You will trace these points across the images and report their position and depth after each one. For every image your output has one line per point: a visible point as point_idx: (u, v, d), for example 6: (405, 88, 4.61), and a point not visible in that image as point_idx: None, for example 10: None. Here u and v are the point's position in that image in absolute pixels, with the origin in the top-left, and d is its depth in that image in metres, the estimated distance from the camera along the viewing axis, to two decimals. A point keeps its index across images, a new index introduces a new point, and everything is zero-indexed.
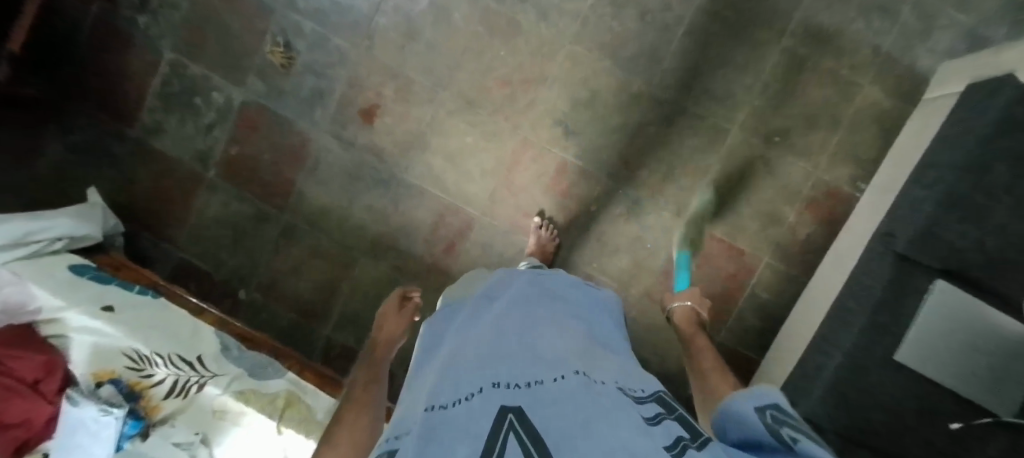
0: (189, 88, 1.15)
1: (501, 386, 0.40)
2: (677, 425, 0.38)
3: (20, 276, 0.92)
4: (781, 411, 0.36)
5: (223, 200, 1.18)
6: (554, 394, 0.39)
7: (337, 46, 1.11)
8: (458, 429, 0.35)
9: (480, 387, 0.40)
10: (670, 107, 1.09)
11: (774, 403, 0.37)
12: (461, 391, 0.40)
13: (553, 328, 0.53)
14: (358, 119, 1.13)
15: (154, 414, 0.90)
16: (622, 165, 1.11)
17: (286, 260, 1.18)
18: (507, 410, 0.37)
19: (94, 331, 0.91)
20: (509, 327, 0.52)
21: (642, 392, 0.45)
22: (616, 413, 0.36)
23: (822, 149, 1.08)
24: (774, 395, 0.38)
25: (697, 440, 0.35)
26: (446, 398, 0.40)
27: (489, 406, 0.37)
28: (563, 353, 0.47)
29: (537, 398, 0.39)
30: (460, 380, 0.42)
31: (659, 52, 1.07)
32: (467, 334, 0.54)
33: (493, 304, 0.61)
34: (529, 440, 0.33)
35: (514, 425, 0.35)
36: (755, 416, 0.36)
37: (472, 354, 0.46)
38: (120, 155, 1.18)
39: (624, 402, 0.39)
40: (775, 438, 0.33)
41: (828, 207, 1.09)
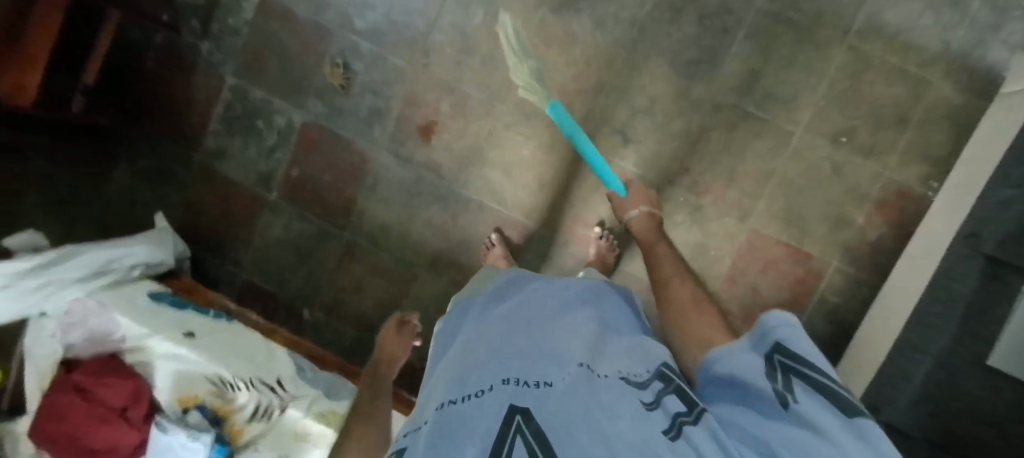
0: (250, 112, 1.18)
1: (510, 381, 0.42)
2: (676, 399, 0.39)
3: (105, 305, 0.95)
4: (785, 358, 0.39)
5: (286, 221, 1.20)
6: (560, 392, 0.39)
7: (395, 65, 1.13)
8: (468, 431, 0.37)
9: (490, 384, 0.42)
10: (731, 112, 1.07)
11: (777, 342, 0.40)
12: (470, 388, 0.42)
13: (564, 319, 0.53)
14: (416, 136, 1.14)
15: (238, 437, 0.93)
16: (683, 172, 1.09)
17: (348, 278, 1.19)
18: (515, 411, 0.37)
19: (178, 358, 0.93)
20: (520, 323, 0.53)
21: (644, 374, 0.44)
22: (616, 404, 0.37)
23: (891, 149, 1.05)
24: (783, 328, 0.40)
25: (694, 414, 0.37)
26: (458, 396, 0.42)
27: (497, 406, 0.38)
28: (573, 344, 0.47)
29: (542, 393, 0.40)
30: (470, 377, 0.44)
31: (718, 57, 1.06)
32: (478, 331, 0.56)
33: (506, 300, 0.63)
34: (533, 442, 0.34)
35: (522, 427, 0.35)
36: (756, 361, 0.39)
37: (483, 353, 0.48)
38: (185, 179, 1.22)
39: (627, 391, 0.40)
40: (774, 395, 0.36)
41: (900, 208, 1.06)
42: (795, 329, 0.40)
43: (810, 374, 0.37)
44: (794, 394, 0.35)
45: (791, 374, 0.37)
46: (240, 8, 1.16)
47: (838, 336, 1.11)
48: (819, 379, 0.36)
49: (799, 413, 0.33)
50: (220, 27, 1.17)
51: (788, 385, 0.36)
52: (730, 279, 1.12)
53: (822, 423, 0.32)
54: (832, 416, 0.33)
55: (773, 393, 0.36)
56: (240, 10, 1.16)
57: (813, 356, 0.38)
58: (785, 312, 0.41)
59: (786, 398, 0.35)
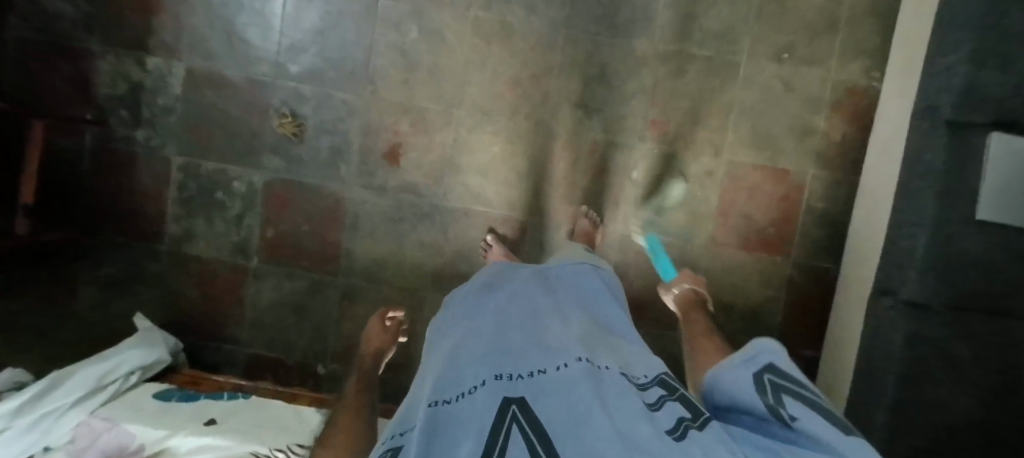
0: (207, 186, 1.13)
1: (503, 377, 0.40)
2: (678, 406, 0.39)
3: (114, 419, 0.89)
4: (775, 375, 0.41)
5: (275, 284, 1.16)
6: (555, 385, 0.37)
7: (343, 100, 1.11)
8: (463, 424, 0.35)
9: (484, 380, 0.40)
10: (678, 58, 1.10)
11: (768, 364, 0.42)
12: (465, 387, 0.40)
13: (559, 313, 0.51)
14: (384, 163, 1.12)
15: None
16: (650, 125, 1.12)
17: (354, 322, 1.16)
18: (511, 401, 0.36)
19: (207, 448, 0.87)
20: (513, 314, 0.51)
21: (644, 378, 0.45)
22: (622, 402, 0.36)
23: (830, 53, 1.10)
24: (772, 351, 0.43)
25: (698, 420, 0.37)
26: (451, 393, 0.40)
27: (491, 400, 0.36)
28: (569, 338, 0.45)
29: (539, 389, 0.38)
30: (464, 374, 0.42)
31: (651, 9, 1.09)
32: (472, 320, 0.53)
33: (497, 288, 0.59)
34: (530, 429, 0.32)
35: (518, 416, 0.34)
36: (752, 383, 0.42)
37: (475, 348, 0.46)
38: (156, 273, 1.16)
39: (627, 387, 0.39)
40: (778, 419, 0.37)
41: (854, 104, 1.11)
42: (781, 352, 0.43)
43: (802, 390, 0.39)
44: (790, 410, 0.37)
45: (784, 392, 0.39)
46: (166, 84, 1.10)
47: (834, 238, 1.16)
48: (810, 395, 0.38)
49: (807, 434, 0.34)
50: (151, 110, 1.11)
51: (781, 400, 0.38)
52: (721, 214, 1.15)
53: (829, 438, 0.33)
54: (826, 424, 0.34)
55: (772, 413, 0.38)
56: (166, 86, 1.10)
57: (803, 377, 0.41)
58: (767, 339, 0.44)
59: (784, 415, 0.37)
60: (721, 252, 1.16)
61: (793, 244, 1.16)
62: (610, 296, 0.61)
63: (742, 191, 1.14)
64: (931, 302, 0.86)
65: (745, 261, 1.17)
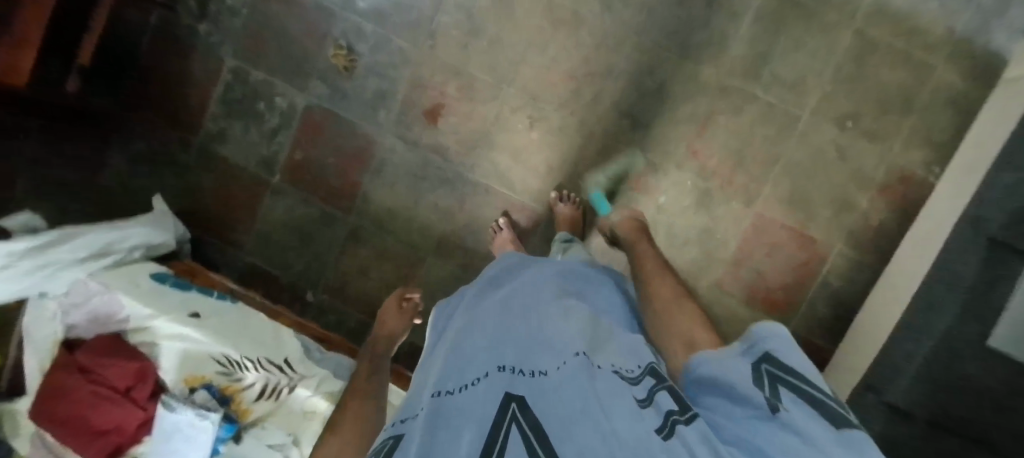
0: (251, 94, 1.16)
1: (506, 371, 0.42)
2: (669, 397, 0.37)
3: (108, 286, 0.94)
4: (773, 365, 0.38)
5: (289, 204, 1.19)
6: (555, 378, 0.39)
7: (400, 47, 1.12)
8: (465, 415, 0.37)
9: (487, 372, 0.42)
10: (738, 96, 1.08)
11: (767, 351, 0.39)
12: (467, 378, 0.43)
13: (568, 309, 0.53)
14: (422, 119, 1.14)
15: (245, 417, 0.92)
16: (690, 155, 1.10)
17: (353, 261, 1.19)
18: (511, 398, 0.38)
19: (183, 337, 0.93)
20: (521, 309, 0.53)
21: (636, 370, 0.43)
22: (619, 399, 0.36)
23: (896, 133, 1.06)
24: (773, 338, 0.40)
25: (686, 414, 0.35)
26: (455, 384, 0.43)
27: (493, 394, 0.39)
28: (572, 334, 0.47)
29: (540, 383, 0.39)
30: (467, 366, 0.45)
31: (726, 39, 1.06)
32: (476, 317, 0.56)
33: (506, 285, 0.63)
34: (528, 428, 0.34)
35: (518, 414, 0.36)
36: (743, 374, 0.37)
37: (481, 343, 0.48)
38: (185, 162, 1.20)
39: (619, 385, 0.38)
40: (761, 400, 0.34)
41: (903, 193, 1.07)
42: (787, 342, 0.39)
43: (798, 388, 0.35)
44: (776, 400, 0.34)
45: (783, 384, 0.36)
46: None
47: (841, 318, 1.13)
48: (812, 391, 0.35)
49: (788, 421, 0.32)
50: (218, 8, 1.13)
51: (777, 393, 0.35)
52: (735, 263, 1.13)
53: (811, 431, 0.31)
54: (818, 424, 0.32)
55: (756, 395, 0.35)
56: None
57: (801, 368, 0.37)
58: (776, 323, 0.40)
59: (777, 404, 0.34)
60: (724, 299, 1.14)
61: (797, 313, 1.13)
62: (618, 299, 0.63)
63: (763, 247, 1.11)
64: (908, 405, 0.83)
65: (744, 315, 1.15)
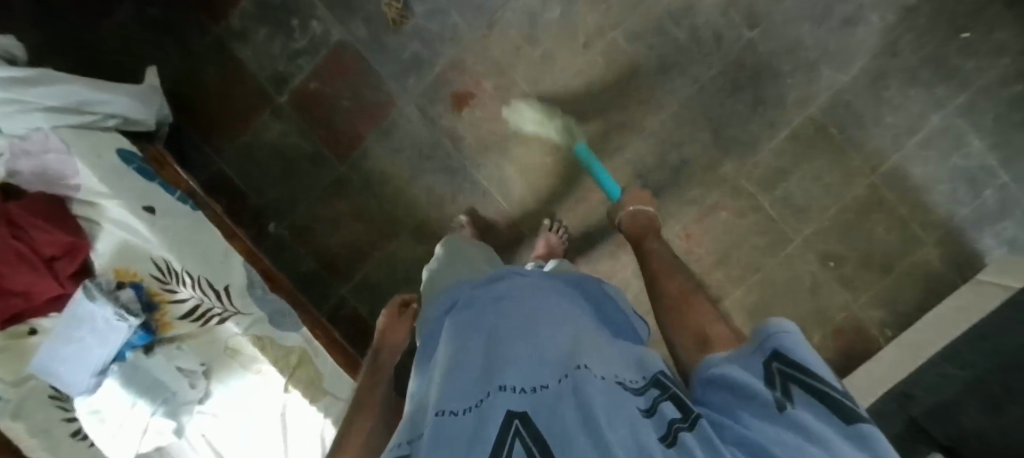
0: (289, 8, 1.10)
1: (507, 388, 0.41)
2: (673, 406, 0.38)
3: (68, 148, 0.87)
4: (784, 360, 0.36)
5: (285, 129, 1.14)
6: (557, 394, 0.39)
7: (454, 24, 1.09)
8: (470, 437, 0.37)
9: (488, 392, 0.41)
10: (748, 200, 1.10)
11: (777, 348, 0.37)
12: (469, 398, 0.41)
13: (570, 322, 0.52)
14: (449, 101, 1.11)
15: (165, 330, 0.87)
16: (683, 236, 1.11)
17: (328, 210, 1.16)
18: (513, 416, 0.37)
19: (130, 229, 0.87)
20: (522, 316, 0.52)
21: (640, 380, 0.43)
22: (618, 410, 0.36)
23: (867, 287, 1.11)
24: (788, 330, 0.38)
25: (689, 420, 0.36)
26: (455, 404, 0.41)
27: (494, 413, 0.38)
28: (572, 344, 0.46)
29: (542, 400, 0.39)
30: (463, 382, 0.44)
31: (758, 144, 1.08)
32: (472, 320, 0.54)
33: (496, 284, 0.62)
34: (533, 449, 0.34)
35: (521, 433, 0.36)
36: (752, 371, 0.37)
37: (480, 357, 0.47)
38: (195, 46, 1.13)
39: (625, 398, 0.38)
40: (772, 399, 0.34)
41: (851, 341, 1.13)
42: (798, 336, 0.38)
43: (813, 383, 0.34)
44: (788, 398, 0.34)
45: (793, 382, 0.35)
46: None
47: None
48: (825, 387, 0.34)
49: (798, 421, 0.32)
50: None
51: (788, 392, 0.35)
52: None
53: (823, 432, 0.31)
54: (824, 420, 0.32)
55: (767, 395, 0.35)
56: None
57: (815, 363, 0.36)
58: (787, 320, 0.39)
59: (785, 403, 0.34)
60: None
61: None
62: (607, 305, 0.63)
63: None
64: None
65: None
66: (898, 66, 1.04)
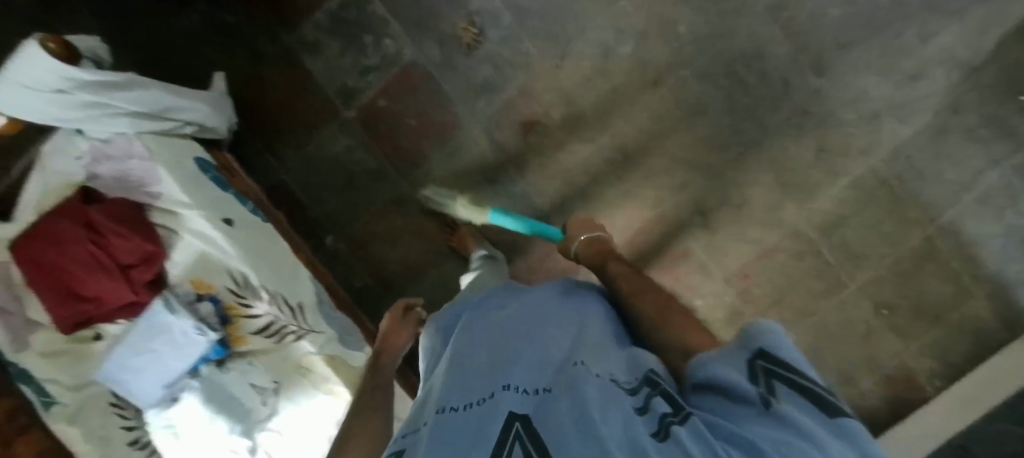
0: (362, 24, 1.10)
1: (513, 389, 0.42)
2: (663, 401, 0.40)
3: (150, 155, 0.85)
4: (769, 359, 0.40)
5: (349, 144, 1.14)
6: (552, 399, 0.40)
7: (527, 52, 1.09)
8: (474, 434, 0.37)
9: (491, 391, 0.42)
10: (806, 244, 1.11)
11: (765, 346, 0.41)
12: (471, 395, 0.42)
13: (570, 326, 0.53)
14: (517, 127, 1.12)
15: (237, 344, 0.88)
16: (741, 276, 1.13)
17: (386, 226, 1.16)
18: (516, 417, 0.38)
19: (209, 241, 0.86)
20: (512, 324, 0.53)
21: (631, 381, 0.45)
22: (604, 407, 0.37)
23: (917, 336, 1.12)
24: (777, 337, 0.41)
25: (680, 415, 0.37)
26: (457, 401, 0.42)
27: (497, 413, 0.39)
28: (574, 351, 0.47)
29: (542, 404, 0.40)
30: (467, 383, 0.44)
31: (819, 190, 1.09)
32: (471, 328, 0.56)
33: (494, 300, 0.63)
34: (530, 446, 0.35)
35: (521, 434, 0.36)
36: (748, 370, 0.39)
37: (483, 358, 0.48)
38: (265, 55, 1.13)
39: (618, 396, 0.40)
40: (758, 395, 0.37)
41: (899, 389, 1.14)
42: (787, 341, 0.41)
43: (802, 381, 0.37)
44: (777, 394, 0.37)
45: (779, 379, 0.38)
46: None
47: None
48: (810, 386, 0.37)
49: (780, 413, 0.34)
50: None
51: (775, 389, 0.37)
52: None
53: (805, 424, 0.33)
54: (812, 416, 0.34)
55: (758, 393, 0.37)
56: None
57: (802, 366, 0.39)
58: (776, 325, 0.42)
59: (770, 399, 0.36)
60: None
61: None
62: (601, 302, 0.61)
63: None
64: None
65: None
66: (960, 124, 1.05)
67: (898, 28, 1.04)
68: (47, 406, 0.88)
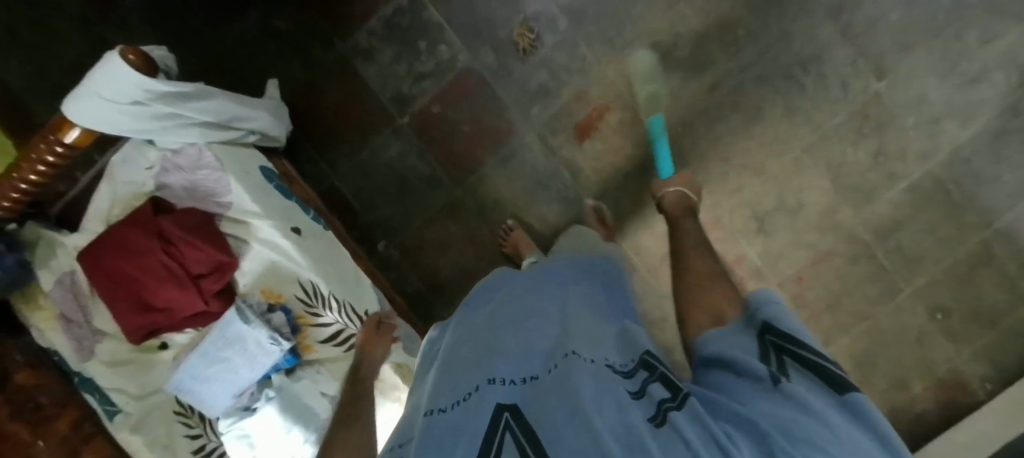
0: (418, 30, 1.10)
1: (500, 383, 0.47)
2: (660, 387, 0.43)
3: (221, 166, 0.86)
4: (779, 337, 0.42)
5: (402, 150, 1.14)
6: (544, 386, 0.45)
7: (583, 57, 1.09)
8: (463, 427, 0.43)
9: (479, 386, 0.47)
10: (862, 249, 1.10)
11: (767, 321, 0.44)
12: (460, 393, 0.48)
13: (557, 315, 0.57)
14: (571, 132, 1.11)
15: (306, 353, 0.87)
16: (795, 280, 1.12)
17: (438, 232, 1.15)
18: (504, 408, 0.43)
19: (279, 250, 0.87)
20: (506, 319, 0.58)
21: (628, 364, 0.48)
22: (596, 389, 0.41)
23: (971, 341, 1.09)
24: (772, 312, 0.44)
25: (678, 400, 0.40)
26: (449, 400, 0.47)
27: (487, 406, 0.44)
28: (558, 338, 0.52)
29: (531, 393, 0.45)
30: (461, 382, 0.50)
31: (875, 194, 1.09)
32: (469, 326, 0.61)
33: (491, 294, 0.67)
34: (521, 435, 0.39)
35: (511, 423, 0.41)
36: (751, 349, 0.43)
37: (473, 355, 0.53)
38: (319, 61, 1.13)
39: (611, 380, 0.44)
40: (765, 373, 0.40)
41: (952, 395, 1.11)
42: (787, 314, 0.44)
43: (805, 354, 0.40)
44: (782, 373, 0.39)
45: (785, 355, 0.41)
46: None
47: None
48: (817, 360, 0.39)
49: (788, 389, 0.37)
50: None
51: (782, 367, 0.40)
52: None
53: (809, 400, 0.36)
54: (814, 389, 0.37)
55: (767, 371, 0.40)
56: None
57: (803, 336, 0.42)
58: (776, 299, 0.45)
59: (780, 377, 0.39)
60: None
61: None
62: (588, 285, 0.66)
63: None
64: None
65: None
66: (1019, 127, 1.04)
67: (957, 30, 1.03)
68: (110, 415, 0.90)
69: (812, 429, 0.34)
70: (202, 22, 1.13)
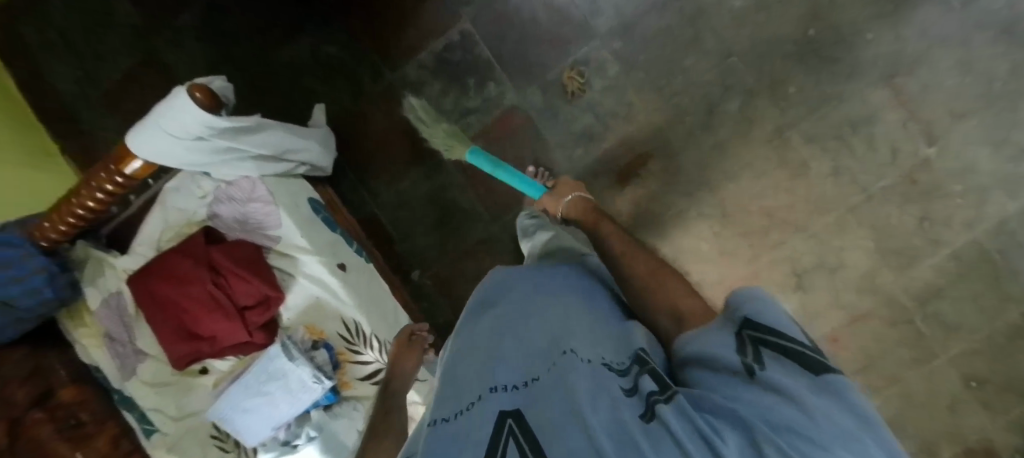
0: (467, 66, 1.11)
1: (498, 389, 0.41)
2: (650, 381, 0.36)
3: (274, 200, 0.88)
4: (752, 325, 0.35)
5: (443, 182, 1.14)
6: (542, 388, 0.38)
7: (630, 103, 1.10)
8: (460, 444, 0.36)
9: (478, 396, 0.41)
10: (899, 312, 1.09)
11: (746, 316, 0.36)
12: (461, 403, 0.41)
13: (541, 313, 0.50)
14: (614, 177, 1.12)
15: (344, 388, 0.88)
16: (830, 338, 1.12)
17: (473, 266, 1.15)
18: (507, 414, 0.37)
19: (324, 287, 0.88)
20: (504, 319, 0.52)
21: (622, 362, 0.41)
22: (592, 392, 0.35)
23: (1007, 411, 1.06)
24: (753, 298, 0.37)
25: (665, 394, 0.34)
26: (448, 410, 0.41)
27: (488, 414, 0.37)
28: (556, 333, 0.45)
29: (531, 395, 0.38)
30: (460, 390, 0.43)
31: (918, 259, 1.07)
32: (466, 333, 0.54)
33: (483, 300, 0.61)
34: (526, 443, 0.33)
35: (514, 428, 0.35)
36: (727, 340, 0.35)
37: (468, 363, 0.46)
38: (368, 90, 1.14)
39: (603, 377, 0.37)
40: (739, 365, 0.33)
41: None
42: (770, 302, 0.36)
43: (785, 340, 0.33)
44: (758, 360, 0.32)
45: (762, 344, 0.33)
46: None
47: None
48: (794, 347, 0.32)
49: (764, 378, 0.31)
50: None
51: (758, 356, 0.33)
52: None
53: (788, 386, 0.29)
54: (793, 376, 0.30)
55: (739, 362, 0.33)
56: None
57: (782, 323, 0.34)
58: (754, 288, 0.37)
59: (753, 366, 0.32)
60: None
61: None
62: (579, 281, 0.59)
63: None
64: None
65: None
66: None
67: (1013, 100, 0.99)
68: (148, 433, 0.91)
69: (793, 417, 0.27)
70: (254, 44, 1.15)
